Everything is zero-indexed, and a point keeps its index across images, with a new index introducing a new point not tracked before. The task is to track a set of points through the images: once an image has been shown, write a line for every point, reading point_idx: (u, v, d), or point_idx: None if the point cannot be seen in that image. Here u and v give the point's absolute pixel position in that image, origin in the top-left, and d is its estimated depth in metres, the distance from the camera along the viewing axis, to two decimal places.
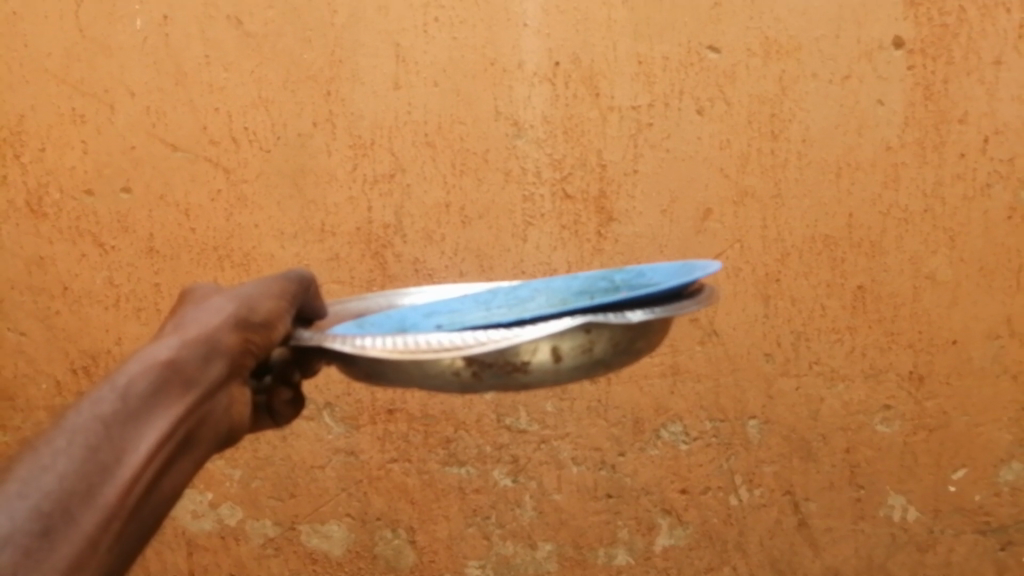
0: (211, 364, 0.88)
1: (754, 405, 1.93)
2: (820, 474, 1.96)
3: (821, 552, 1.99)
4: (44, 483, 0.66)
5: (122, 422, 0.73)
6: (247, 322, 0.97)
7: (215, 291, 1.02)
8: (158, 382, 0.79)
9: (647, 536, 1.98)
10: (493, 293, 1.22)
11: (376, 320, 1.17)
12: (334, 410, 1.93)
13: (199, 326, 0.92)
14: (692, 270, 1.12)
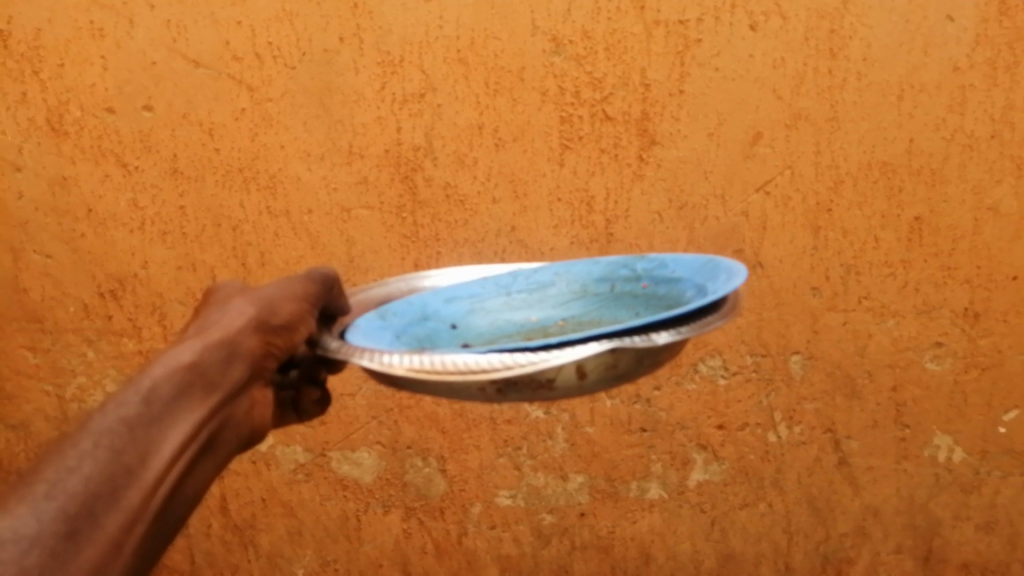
0: (233, 366, 0.90)
1: (798, 340, 1.85)
2: (864, 412, 1.89)
3: (861, 491, 1.94)
4: (70, 486, 0.68)
5: (146, 424, 0.75)
6: (268, 323, 0.98)
7: (238, 292, 1.04)
8: (182, 386, 0.81)
9: (681, 471, 1.93)
10: (513, 277, 1.26)
11: (398, 309, 1.17)
12: None
13: (222, 327, 0.94)
14: (716, 272, 1.12)
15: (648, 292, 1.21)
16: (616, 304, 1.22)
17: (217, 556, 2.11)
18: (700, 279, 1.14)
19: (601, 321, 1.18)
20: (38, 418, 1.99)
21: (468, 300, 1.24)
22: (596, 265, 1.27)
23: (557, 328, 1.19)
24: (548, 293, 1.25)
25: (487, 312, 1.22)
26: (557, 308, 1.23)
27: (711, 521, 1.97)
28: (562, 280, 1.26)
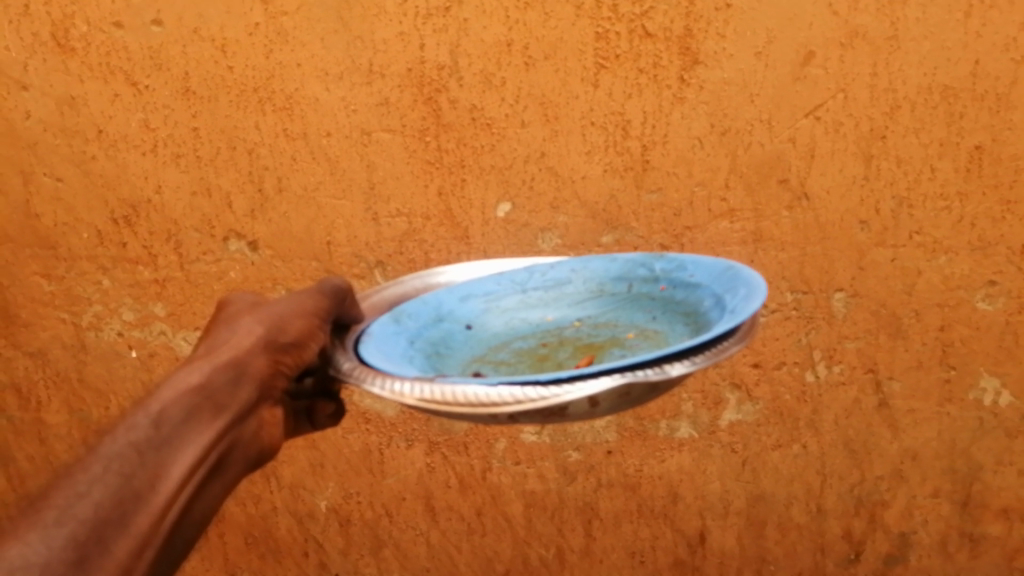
0: (240, 388, 0.90)
1: (842, 276, 1.74)
2: (908, 353, 1.79)
3: (900, 433, 1.85)
4: (79, 512, 0.71)
5: (154, 449, 0.77)
6: (277, 342, 0.98)
7: (247, 309, 1.04)
8: (189, 409, 0.82)
9: (713, 410, 1.86)
10: (529, 274, 1.23)
11: (412, 310, 1.13)
12: (387, 269, 1.77)
13: (230, 347, 0.94)
14: (737, 283, 1.04)
15: (668, 295, 1.16)
16: (634, 306, 1.17)
17: (239, 487, 2.08)
18: (720, 288, 1.08)
19: (617, 324, 1.14)
20: (55, 345, 1.89)
21: (483, 297, 1.21)
22: (615, 263, 1.23)
23: (573, 331, 1.15)
24: (564, 292, 1.22)
25: (503, 312, 1.19)
26: (573, 309, 1.19)
27: (742, 461, 1.89)
28: (580, 276, 1.24)
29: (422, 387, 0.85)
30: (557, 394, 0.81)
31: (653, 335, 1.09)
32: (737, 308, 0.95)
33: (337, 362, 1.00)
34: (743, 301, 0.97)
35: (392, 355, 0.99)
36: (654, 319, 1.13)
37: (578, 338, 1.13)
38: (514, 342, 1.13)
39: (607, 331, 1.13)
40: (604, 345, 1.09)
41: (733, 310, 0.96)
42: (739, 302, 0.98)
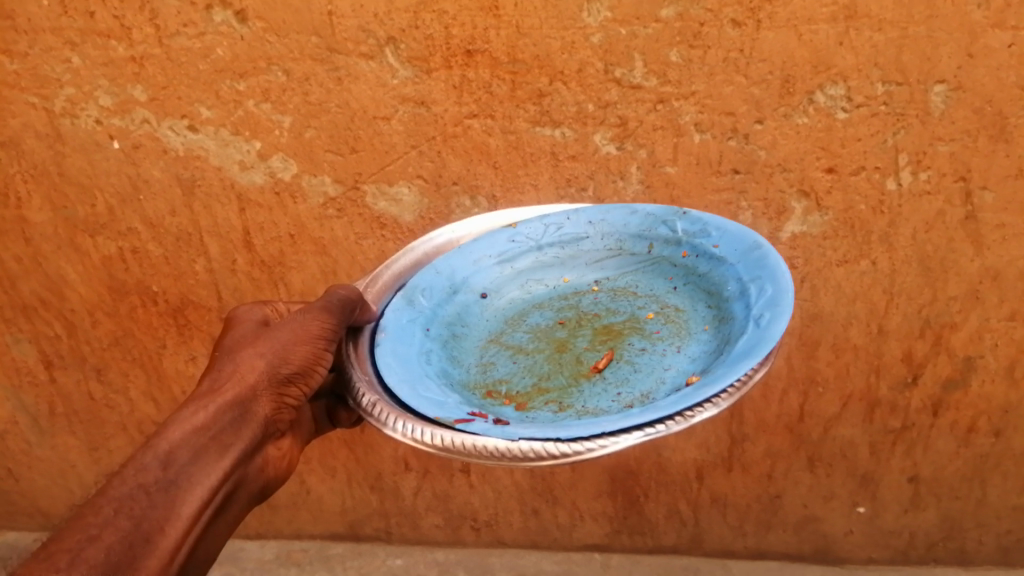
0: (242, 429, 0.92)
1: (945, 65, 1.41)
2: (1009, 160, 1.48)
3: (984, 251, 1.58)
4: (90, 555, 0.74)
5: (160, 495, 0.81)
6: (280, 373, 0.98)
7: (251, 334, 1.03)
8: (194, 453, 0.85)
9: (773, 222, 1.57)
10: (545, 229, 1.22)
11: (425, 285, 1.12)
12: (399, 47, 1.45)
13: (234, 379, 0.96)
14: (761, 271, 1.00)
15: (690, 263, 1.11)
16: (654, 270, 1.15)
17: (246, 296, 1.69)
18: (744, 271, 1.02)
19: (636, 293, 1.13)
20: (28, 135, 1.58)
21: (497, 257, 1.19)
22: (635, 218, 1.19)
23: (591, 302, 1.13)
24: (581, 248, 1.20)
25: (519, 275, 1.19)
26: (590, 269, 1.18)
27: (801, 279, 1.62)
28: (597, 231, 1.21)
29: (438, 436, 0.83)
30: (580, 450, 0.78)
31: (673, 317, 1.07)
32: (763, 322, 0.90)
33: (354, 389, 0.95)
34: (770, 309, 0.91)
35: (407, 364, 0.97)
36: (675, 292, 1.10)
37: (594, 312, 1.11)
38: (531, 314, 1.13)
39: (626, 302, 1.11)
40: (622, 327, 1.07)
41: (758, 322, 0.91)
42: (766, 307, 0.92)
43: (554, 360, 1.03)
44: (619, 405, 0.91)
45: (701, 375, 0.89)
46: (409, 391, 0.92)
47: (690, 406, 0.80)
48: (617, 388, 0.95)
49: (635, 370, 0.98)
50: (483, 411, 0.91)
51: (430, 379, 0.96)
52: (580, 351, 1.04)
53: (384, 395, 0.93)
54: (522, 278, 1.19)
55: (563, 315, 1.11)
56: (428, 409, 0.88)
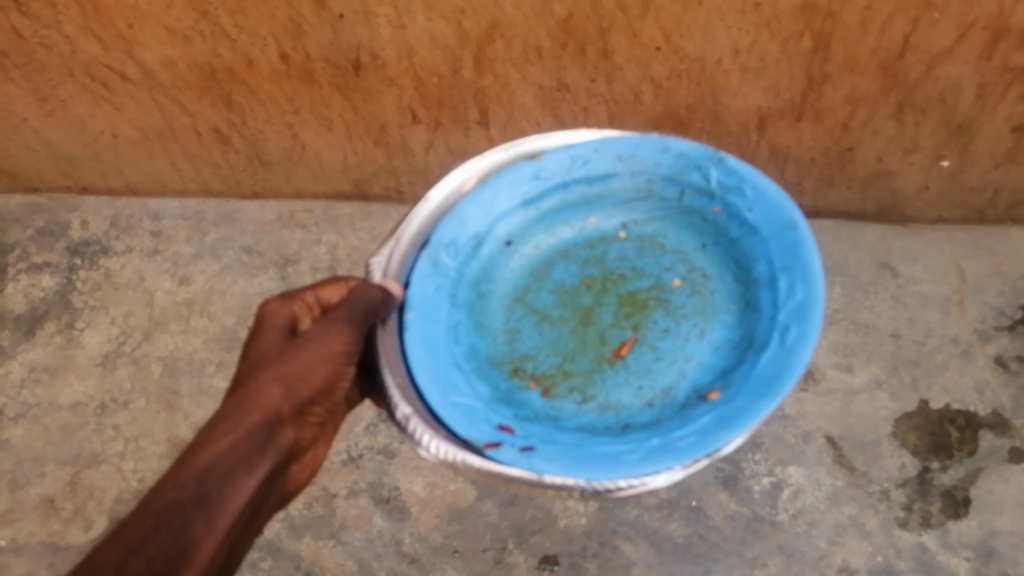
0: (267, 449, 1.02)
1: None
2: None
3: None
4: (133, 567, 0.87)
5: (195, 510, 0.93)
6: (301, 395, 1.05)
7: (274, 343, 1.08)
8: (226, 477, 0.96)
9: None
10: (572, 162, 1.25)
11: (449, 243, 1.21)
12: None
13: (259, 398, 1.02)
14: (790, 267, 1.08)
15: (719, 222, 1.19)
16: (683, 221, 1.23)
17: None
18: (777, 255, 1.11)
19: (663, 247, 1.23)
20: None
21: (523, 197, 1.25)
22: (667, 156, 1.22)
23: (617, 256, 1.25)
24: (609, 185, 1.26)
25: (544, 222, 1.27)
26: (618, 211, 1.27)
27: None
28: (626, 169, 1.24)
29: (470, 460, 1.00)
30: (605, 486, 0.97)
31: (700, 286, 1.18)
32: (788, 343, 1.02)
33: (389, 396, 1.09)
34: (796, 324, 1.03)
35: (437, 354, 1.13)
36: (702, 252, 1.21)
37: (620, 272, 1.23)
38: (556, 269, 1.25)
39: (652, 260, 1.23)
40: (646, 297, 1.19)
41: (782, 338, 1.03)
42: (791, 317, 1.04)
43: (578, 335, 1.18)
44: (639, 404, 1.09)
45: (720, 389, 1.04)
46: (439, 399, 1.08)
47: (705, 449, 0.96)
48: (637, 379, 1.12)
49: (657, 357, 1.13)
50: (510, 416, 1.09)
51: (460, 374, 1.13)
52: (603, 326, 1.18)
53: (418, 407, 1.07)
54: (547, 220, 1.27)
55: (587, 272, 1.24)
56: (461, 428, 1.05)
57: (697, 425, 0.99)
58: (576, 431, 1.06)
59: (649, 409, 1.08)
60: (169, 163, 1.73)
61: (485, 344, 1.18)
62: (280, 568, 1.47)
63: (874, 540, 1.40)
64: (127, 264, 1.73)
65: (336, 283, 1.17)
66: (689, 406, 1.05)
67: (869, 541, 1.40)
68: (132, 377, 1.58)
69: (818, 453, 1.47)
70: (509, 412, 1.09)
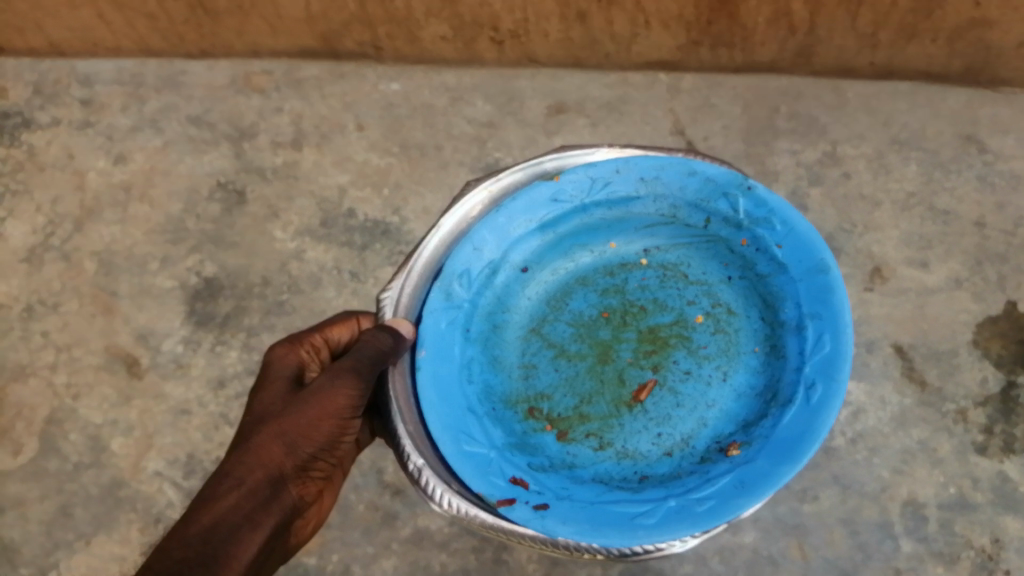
0: (269, 515, 0.74)
1: None
2: None
3: None
4: None
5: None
6: (306, 454, 0.79)
7: (272, 390, 0.81)
8: (223, 542, 0.69)
9: None
10: (590, 180, 0.84)
11: (461, 273, 0.83)
12: None
13: (260, 455, 0.75)
14: (824, 294, 0.76)
15: (749, 258, 0.83)
16: (709, 253, 0.86)
17: None
18: (804, 282, 0.78)
19: (687, 278, 0.86)
20: None
21: (539, 221, 0.85)
22: (695, 182, 0.84)
23: (638, 286, 0.87)
24: (631, 212, 0.86)
25: (551, 255, 0.88)
26: (639, 237, 0.88)
27: None
28: (653, 192, 0.85)
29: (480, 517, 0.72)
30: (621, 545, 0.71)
31: (724, 323, 0.83)
32: (812, 403, 0.71)
33: (400, 446, 0.77)
34: (823, 381, 0.72)
35: (449, 398, 0.77)
36: (728, 286, 0.85)
37: (641, 304, 0.86)
38: (571, 298, 0.87)
39: (676, 294, 0.86)
40: (668, 334, 0.84)
41: (808, 394, 0.72)
42: (819, 372, 0.73)
43: (594, 374, 0.82)
44: (657, 455, 0.78)
45: (741, 444, 0.75)
46: (451, 447, 0.75)
47: (724, 519, 0.68)
48: (657, 426, 0.79)
49: (679, 405, 0.80)
50: (524, 466, 0.75)
51: (473, 417, 0.78)
52: (622, 365, 0.82)
53: (435, 456, 0.76)
54: (565, 245, 0.88)
55: (607, 302, 0.87)
56: (471, 482, 0.73)
57: (714, 488, 0.70)
58: (591, 483, 0.75)
59: (667, 460, 0.77)
60: (97, 14, 1.41)
61: (499, 382, 0.83)
62: None
63: (946, 468, 1.15)
64: (54, 141, 1.43)
65: (345, 321, 0.88)
66: (708, 463, 0.75)
67: (941, 470, 1.15)
68: (63, 276, 1.32)
69: (883, 365, 1.22)
70: (523, 461, 0.76)
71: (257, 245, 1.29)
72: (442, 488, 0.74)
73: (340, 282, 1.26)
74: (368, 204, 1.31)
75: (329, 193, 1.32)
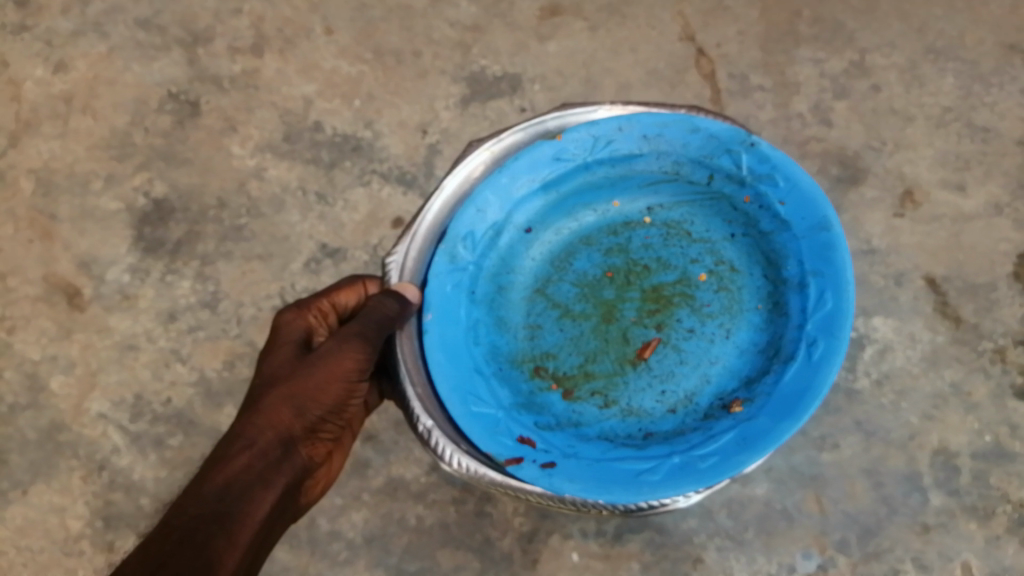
0: (283, 474, 0.71)
1: None
2: None
3: None
4: None
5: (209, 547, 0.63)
6: (315, 416, 0.74)
7: (283, 349, 0.76)
8: (239, 503, 0.66)
9: None
10: (592, 138, 0.78)
11: (461, 233, 0.77)
12: None
13: (270, 415, 0.71)
14: (824, 248, 0.71)
15: (754, 213, 0.77)
16: (713, 207, 0.80)
17: None
18: (802, 234, 0.73)
19: (690, 235, 0.80)
20: None
21: (542, 180, 0.79)
22: (696, 138, 0.77)
23: (641, 244, 0.81)
24: (634, 168, 0.80)
25: (555, 214, 0.82)
26: (644, 194, 0.81)
27: None
28: (656, 148, 0.79)
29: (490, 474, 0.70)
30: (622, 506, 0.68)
31: (728, 281, 0.78)
32: (813, 359, 0.67)
33: (410, 408, 0.73)
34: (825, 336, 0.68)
35: (456, 355, 0.73)
36: (732, 242, 0.79)
37: (644, 263, 0.80)
38: (576, 259, 0.81)
39: (679, 252, 0.80)
40: (671, 292, 0.78)
41: (809, 352, 0.68)
42: (821, 328, 0.68)
43: (599, 334, 0.77)
44: (661, 412, 0.73)
45: (744, 401, 0.70)
46: (460, 408, 0.70)
47: (724, 476, 0.64)
48: (660, 383, 0.74)
49: (682, 363, 0.75)
50: (532, 424, 0.72)
51: (481, 378, 0.74)
52: (626, 323, 0.77)
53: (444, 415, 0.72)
54: (567, 205, 0.82)
55: (611, 260, 0.81)
56: (478, 440, 0.69)
57: (715, 445, 0.66)
58: (597, 443, 0.71)
59: (671, 418, 0.72)
60: None
61: (504, 343, 0.78)
62: (194, 445, 1.03)
63: (982, 414, 1.03)
64: None
65: (352, 283, 0.82)
66: (710, 419, 0.70)
67: (976, 416, 1.03)
68: None
69: (914, 300, 1.08)
70: (530, 419, 0.73)
71: (213, 163, 1.15)
72: (451, 448, 0.71)
73: (305, 205, 1.12)
74: (336, 116, 1.16)
75: (292, 105, 1.17)
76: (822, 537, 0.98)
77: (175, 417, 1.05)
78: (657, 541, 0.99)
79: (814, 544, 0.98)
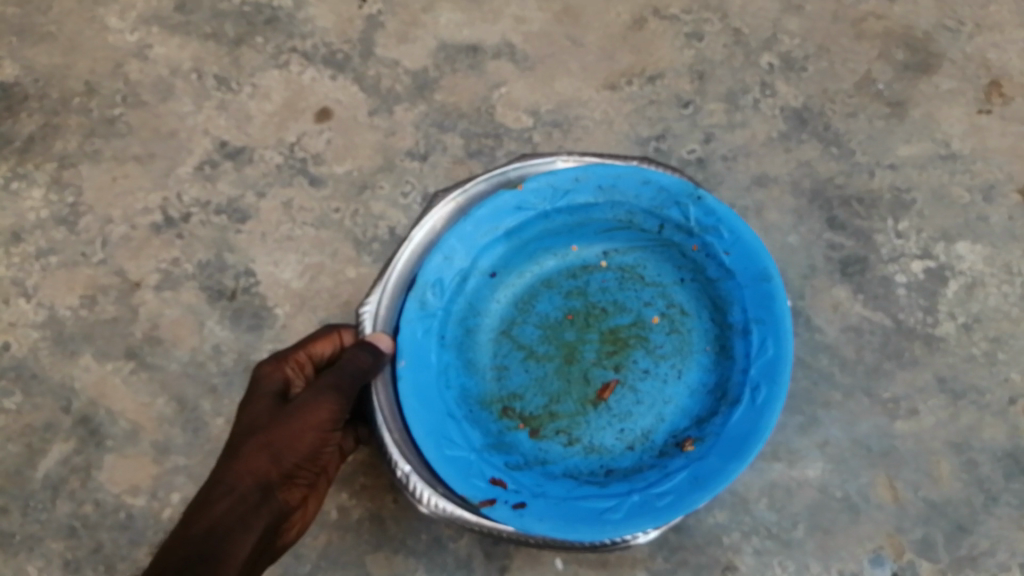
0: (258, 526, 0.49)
1: None
2: None
3: None
4: None
5: None
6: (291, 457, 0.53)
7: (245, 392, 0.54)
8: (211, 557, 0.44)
9: None
10: (552, 188, 0.62)
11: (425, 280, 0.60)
12: None
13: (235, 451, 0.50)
14: (763, 289, 0.58)
15: (701, 261, 0.63)
16: (664, 251, 0.65)
17: None
18: (745, 279, 0.59)
19: (644, 279, 0.65)
20: None
21: (505, 229, 0.63)
22: (648, 189, 0.62)
23: (600, 289, 0.66)
24: (592, 217, 0.64)
25: (512, 266, 0.65)
26: (599, 239, 0.66)
27: None
28: (609, 198, 0.63)
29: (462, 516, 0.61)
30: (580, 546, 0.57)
31: (679, 323, 0.64)
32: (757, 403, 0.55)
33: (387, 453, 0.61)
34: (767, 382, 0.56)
35: (425, 399, 0.58)
36: (683, 287, 0.64)
37: (602, 306, 0.65)
38: (537, 302, 0.65)
39: (634, 296, 0.65)
40: (628, 334, 0.64)
41: (753, 398, 0.56)
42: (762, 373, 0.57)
43: (561, 375, 0.63)
44: (620, 449, 0.60)
45: (697, 439, 0.58)
46: (433, 450, 0.56)
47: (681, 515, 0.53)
48: (620, 421, 0.61)
49: (639, 402, 0.62)
50: (503, 464, 0.58)
51: (454, 421, 0.59)
52: (586, 363, 0.63)
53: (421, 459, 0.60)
54: (529, 250, 0.65)
55: (571, 303, 0.65)
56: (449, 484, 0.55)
57: (670, 482, 0.55)
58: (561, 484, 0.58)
59: (631, 455, 0.60)
60: None
61: (473, 384, 0.62)
62: (35, 410, 0.75)
63: None
64: None
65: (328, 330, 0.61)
66: (665, 457, 0.58)
67: None
68: None
69: (1010, 220, 0.80)
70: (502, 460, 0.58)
71: (81, 38, 0.87)
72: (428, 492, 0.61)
73: (201, 92, 0.84)
74: None
75: None
76: (897, 536, 0.71)
77: (12, 371, 0.77)
78: (672, 542, 0.72)
79: (888, 546, 0.71)
